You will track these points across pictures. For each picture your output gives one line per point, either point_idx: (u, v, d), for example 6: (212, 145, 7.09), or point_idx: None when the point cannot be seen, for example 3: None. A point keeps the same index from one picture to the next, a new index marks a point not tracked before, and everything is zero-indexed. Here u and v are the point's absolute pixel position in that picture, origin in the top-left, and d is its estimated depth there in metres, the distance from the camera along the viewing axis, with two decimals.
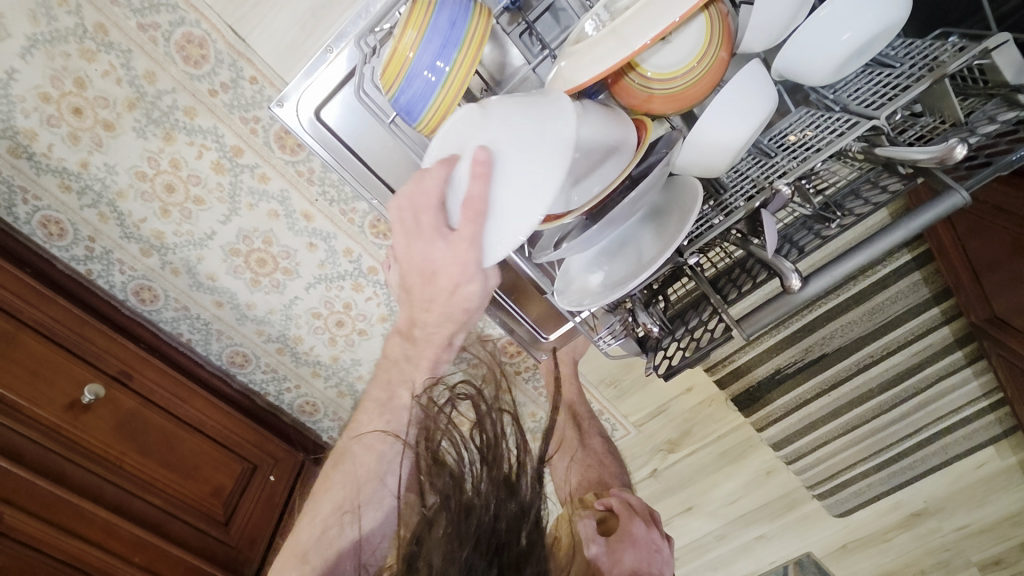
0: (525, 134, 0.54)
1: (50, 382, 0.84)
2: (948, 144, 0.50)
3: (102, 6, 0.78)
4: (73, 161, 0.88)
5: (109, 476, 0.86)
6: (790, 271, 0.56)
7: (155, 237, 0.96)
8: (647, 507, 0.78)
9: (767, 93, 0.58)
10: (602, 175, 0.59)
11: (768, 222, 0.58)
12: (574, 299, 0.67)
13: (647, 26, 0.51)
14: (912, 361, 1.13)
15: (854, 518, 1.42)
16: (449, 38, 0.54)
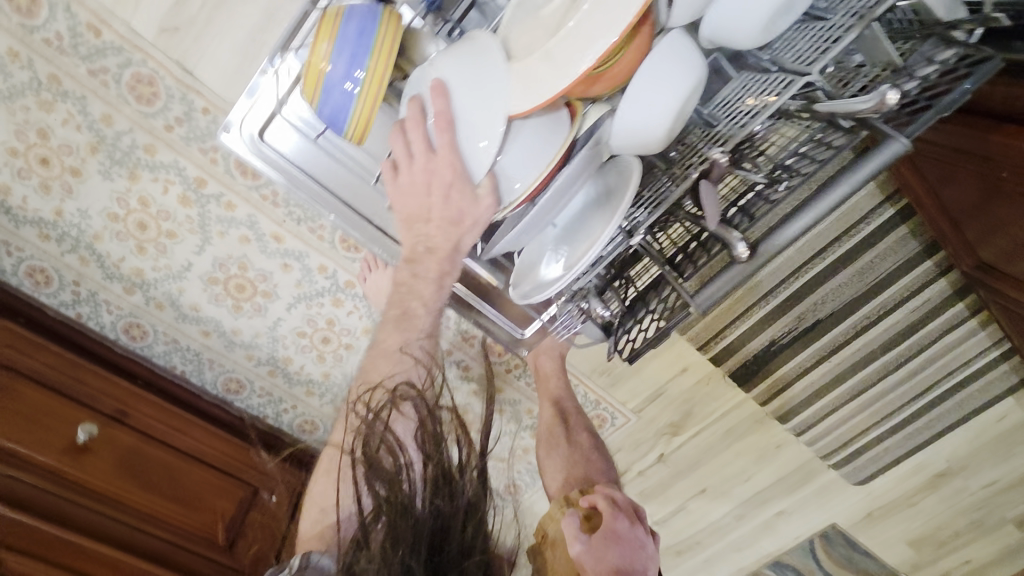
0: (471, 57, 0.56)
1: (50, 428, 0.88)
2: (878, 93, 0.47)
3: (52, 58, 0.80)
4: (47, 210, 0.91)
5: (109, 512, 0.89)
6: (736, 239, 0.54)
7: (135, 274, 0.98)
8: (632, 502, 0.75)
9: (691, 62, 0.55)
10: (539, 155, 0.58)
11: (707, 194, 0.56)
12: (529, 289, 0.66)
13: (584, 50, 0.49)
14: (910, 318, 1.09)
15: (876, 485, 1.38)
16: (359, 45, 0.54)
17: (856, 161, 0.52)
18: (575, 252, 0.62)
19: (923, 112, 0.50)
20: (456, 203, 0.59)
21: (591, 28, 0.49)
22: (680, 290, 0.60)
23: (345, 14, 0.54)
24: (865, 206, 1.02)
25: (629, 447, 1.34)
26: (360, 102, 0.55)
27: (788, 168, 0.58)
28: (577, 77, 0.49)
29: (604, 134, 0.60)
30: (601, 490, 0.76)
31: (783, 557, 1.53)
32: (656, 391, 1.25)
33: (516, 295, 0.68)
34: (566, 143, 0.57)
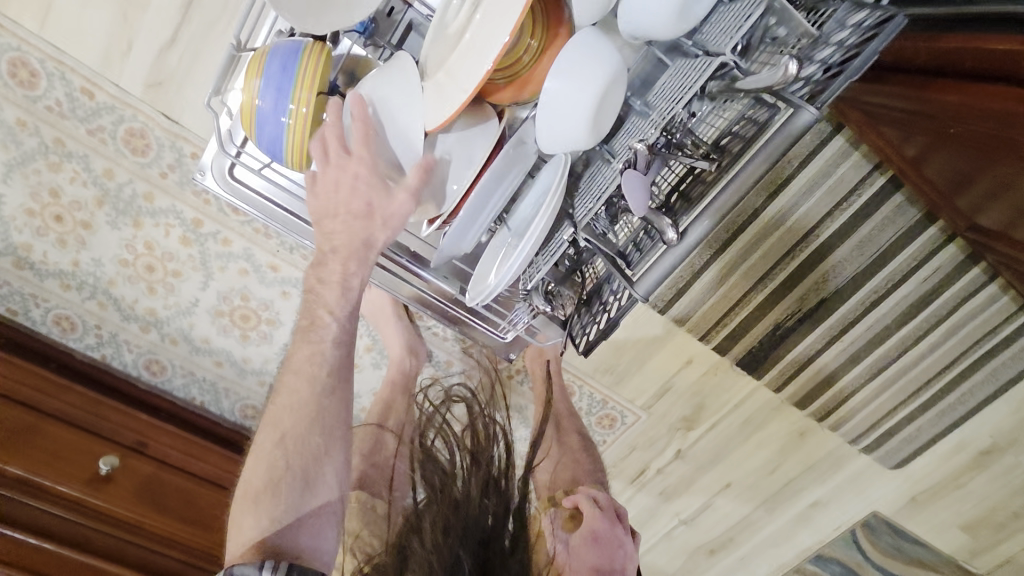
0: (388, 72, 0.59)
1: (71, 461, 1.00)
2: (782, 64, 0.49)
3: (54, 123, 0.87)
4: (66, 262, 0.98)
5: (129, 537, 1.04)
6: (665, 224, 0.59)
7: (149, 313, 1.05)
8: (611, 502, 0.82)
9: (602, 58, 0.57)
10: (470, 159, 0.62)
11: (632, 182, 0.59)
12: (479, 291, 0.69)
13: (485, 56, 0.52)
14: (922, 290, 1.03)
15: (915, 468, 1.31)
16: (282, 80, 0.59)
17: (771, 136, 0.55)
18: (506, 256, 0.66)
19: (837, 78, 0.54)
20: (369, 198, 0.61)
21: (487, 37, 0.53)
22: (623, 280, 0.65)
23: (269, 54, 0.59)
24: (853, 177, 0.95)
25: (645, 446, 1.32)
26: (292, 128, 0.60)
27: (722, 149, 0.60)
28: (482, 79, 0.51)
29: (527, 133, 0.62)
30: (583, 491, 0.82)
31: (825, 550, 1.47)
32: (663, 386, 1.22)
33: (470, 301, 0.72)
34: (493, 142, 0.61)
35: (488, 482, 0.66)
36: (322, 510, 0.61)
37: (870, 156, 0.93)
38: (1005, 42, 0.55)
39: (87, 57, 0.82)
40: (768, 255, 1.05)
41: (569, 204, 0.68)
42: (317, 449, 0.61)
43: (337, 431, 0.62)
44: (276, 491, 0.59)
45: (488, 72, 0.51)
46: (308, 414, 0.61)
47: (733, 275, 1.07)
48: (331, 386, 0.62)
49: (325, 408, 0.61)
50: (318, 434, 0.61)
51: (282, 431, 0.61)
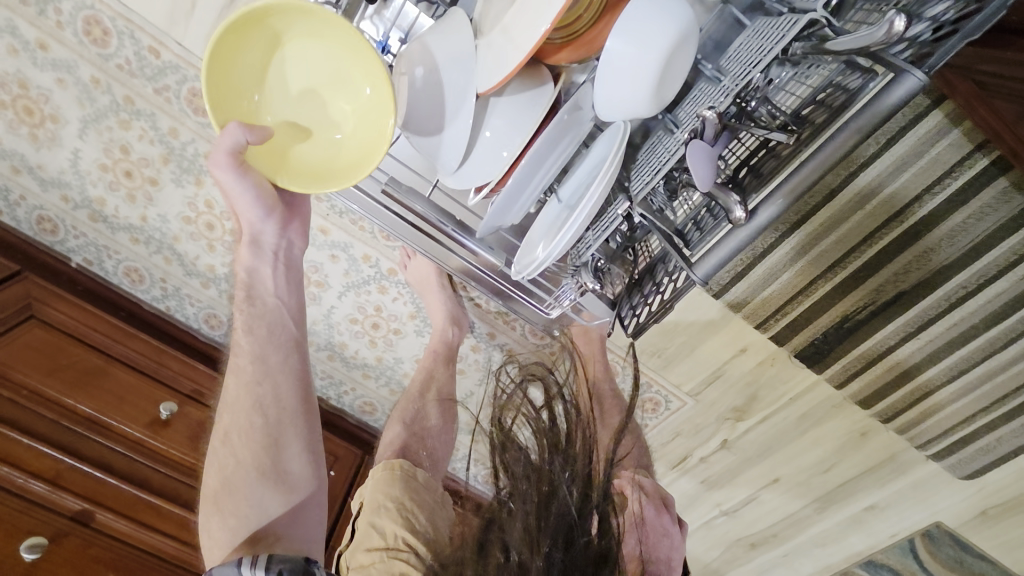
0: (440, 31, 0.56)
1: (134, 404, 1.08)
2: (888, 19, 0.43)
3: (124, 81, 0.89)
4: (135, 217, 1.03)
5: (184, 478, 1.11)
6: (733, 202, 0.53)
7: (209, 270, 1.09)
8: (658, 490, 0.80)
9: (667, 17, 0.51)
10: (520, 126, 0.58)
11: (697, 153, 0.53)
12: (526, 266, 0.67)
13: (545, 14, 0.48)
14: (1020, 288, 0.92)
15: (988, 480, 1.21)
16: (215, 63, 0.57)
17: (863, 105, 0.48)
18: (557, 228, 0.63)
19: (950, 38, 0.45)
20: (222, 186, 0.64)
21: None
22: (680, 261, 0.59)
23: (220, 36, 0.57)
24: (951, 158, 0.85)
25: (689, 433, 1.27)
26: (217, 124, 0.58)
27: (803, 120, 0.54)
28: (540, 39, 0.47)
29: (583, 99, 0.58)
30: (627, 474, 0.81)
31: (877, 556, 1.39)
32: (714, 373, 1.16)
33: (515, 273, 0.69)
34: (545, 109, 0.57)
35: (573, 470, 0.59)
36: (295, 503, 0.64)
37: (974, 135, 0.83)
38: None
39: (154, 15, 0.82)
40: (843, 241, 0.96)
41: (625, 177, 0.64)
42: (263, 440, 0.63)
43: (289, 419, 0.65)
44: (233, 490, 0.61)
45: (544, 35, 0.47)
46: (248, 407, 0.63)
47: (797, 259, 0.99)
48: (265, 382, 0.65)
49: (265, 399, 0.64)
50: (263, 425, 0.63)
51: (225, 429, 0.64)
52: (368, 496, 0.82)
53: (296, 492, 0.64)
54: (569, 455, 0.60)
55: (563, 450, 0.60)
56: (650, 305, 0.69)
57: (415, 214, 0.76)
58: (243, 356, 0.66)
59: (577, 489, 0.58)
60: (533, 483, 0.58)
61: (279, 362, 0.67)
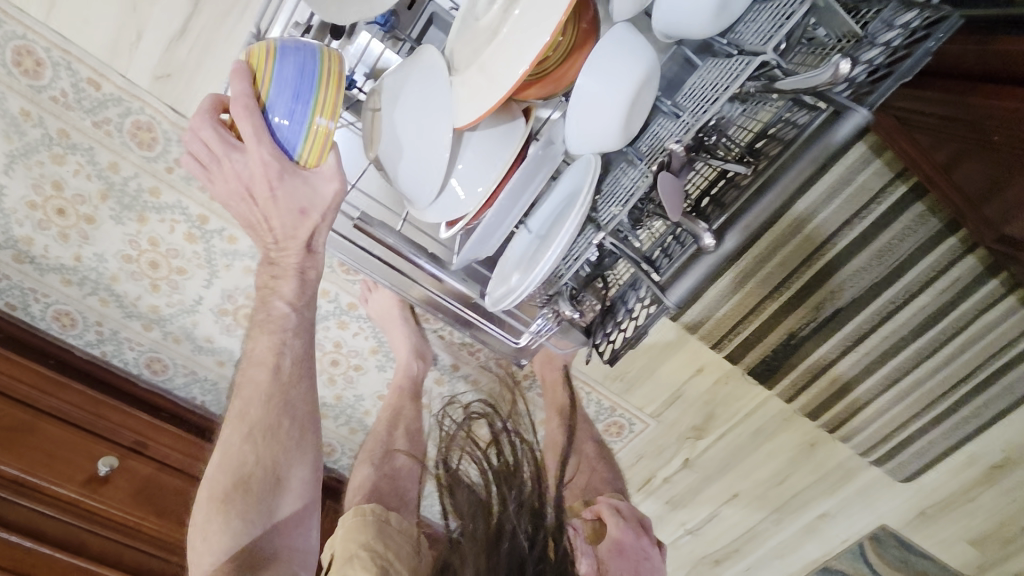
0: (414, 68, 0.58)
1: (68, 460, 1.00)
2: (834, 63, 0.47)
3: (59, 114, 0.84)
4: (68, 257, 0.96)
5: (124, 537, 1.03)
6: (702, 230, 0.56)
7: (152, 311, 1.02)
8: (635, 511, 0.81)
9: (633, 57, 0.55)
10: (495, 159, 0.59)
11: (664, 183, 0.56)
12: (500, 297, 0.67)
13: (524, 53, 0.50)
14: (941, 301, 1.01)
15: (926, 481, 1.31)
16: (301, 84, 0.57)
17: (812, 140, 0.52)
18: (533, 256, 0.64)
19: (885, 81, 0.50)
20: (285, 203, 0.61)
21: (524, 35, 0.50)
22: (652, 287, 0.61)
23: (283, 55, 0.57)
24: (875, 184, 0.94)
25: (653, 454, 1.30)
26: (313, 144, 0.59)
27: (758, 153, 0.58)
28: (518, 78, 0.50)
29: (555, 134, 0.61)
30: (604, 499, 0.81)
31: (831, 562, 1.46)
32: (674, 395, 1.19)
33: (488, 304, 0.70)
34: (519, 144, 0.59)
35: (519, 498, 0.58)
36: (299, 509, 0.67)
37: (895, 164, 0.92)
38: None
39: (98, 46, 0.80)
40: (787, 261, 1.03)
41: (593, 208, 0.66)
42: (285, 444, 0.66)
43: (309, 425, 0.69)
44: (247, 491, 0.63)
45: (522, 75, 0.50)
46: (275, 407, 0.66)
47: (745, 281, 1.05)
48: (294, 387, 0.68)
49: (292, 403, 0.67)
50: (288, 428, 0.66)
51: (249, 426, 0.65)
52: (337, 548, 0.76)
53: (303, 500, 0.67)
54: (517, 487, 0.58)
55: (511, 483, 0.59)
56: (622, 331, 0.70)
57: (387, 245, 0.74)
58: (261, 364, 0.67)
59: (527, 520, 0.57)
60: (482, 521, 0.56)
61: (299, 370, 0.69)
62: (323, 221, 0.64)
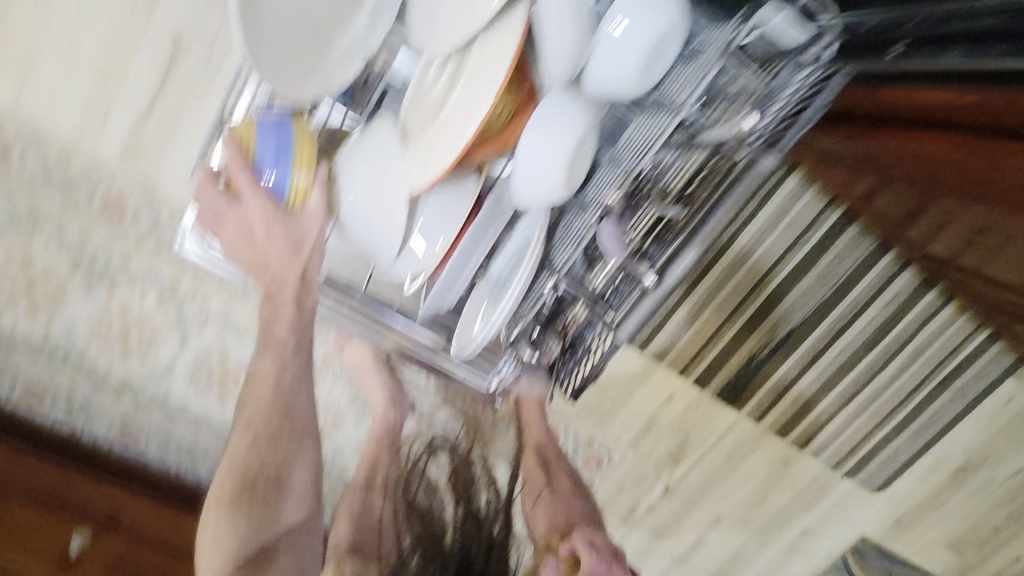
0: (369, 142, 0.63)
1: (41, 540, 0.95)
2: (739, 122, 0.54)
3: (29, 194, 0.86)
4: (36, 331, 0.96)
5: None
6: (643, 270, 0.62)
7: (123, 379, 1.02)
8: (609, 543, 0.84)
9: (566, 120, 0.61)
10: (449, 217, 0.64)
11: (605, 235, 0.64)
12: (465, 342, 0.72)
13: (466, 124, 0.55)
14: (887, 315, 1.08)
15: (897, 489, 1.36)
16: (280, 142, 0.62)
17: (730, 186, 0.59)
18: (494, 302, 0.69)
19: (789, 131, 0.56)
20: (280, 246, 0.65)
21: (464, 108, 0.56)
22: (603, 323, 0.67)
23: (258, 123, 0.63)
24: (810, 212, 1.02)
25: (633, 483, 1.31)
26: (295, 191, 0.64)
27: (688, 198, 0.61)
28: (463, 146, 0.54)
29: (504, 191, 0.66)
30: (579, 533, 0.84)
31: None
32: (647, 423, 1.23)
33: (455, 353, 0.74)
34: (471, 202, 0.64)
35: None
36: (301, 512, 0.73)
37: (822, 196, 0.97)
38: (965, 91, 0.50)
39: (66, 124, 0.84)
40: (739, 287, 1.08)
41: (547, 254, 0.71)
42: (288, 453, 0.71)
43: (307, 433, 0.73)
44: (252, 496, 0.69)
45: (467, 143, 0.54)
46: (277, 418, 0.71)
47: (705, 309, 1.10)
48: (293, 395, 0.72)
49: (292, 411, 0.72)
50: (289, 436, 0.71)
51: (253, 434, 0.70)
52: None
53: (304, 505, 0.73)
54: None
55: None
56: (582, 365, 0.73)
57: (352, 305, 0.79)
58: (264, 377, 0.71)
59: None
60: None
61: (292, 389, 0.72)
62: (313, 257, 0.67)
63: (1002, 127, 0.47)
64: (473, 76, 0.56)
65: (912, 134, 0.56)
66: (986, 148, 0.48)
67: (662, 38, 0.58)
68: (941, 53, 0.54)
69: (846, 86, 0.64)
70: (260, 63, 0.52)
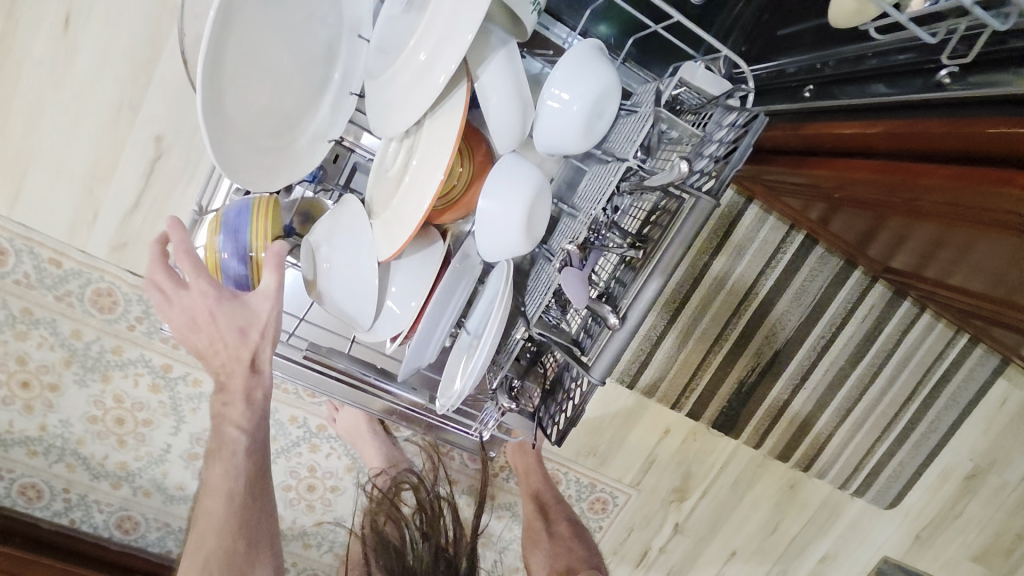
0: (342, 217, 0.65)
1: None
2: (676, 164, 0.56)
3: (22, 294, 0.90)
4: (32, 427, 0.97)
5: None
6: (606, 310, 0.62)
7: (120, 467, 1.02)
8: None
9: (520, 178, 0.64)
10: (420, 276, 0.68)
11: (569, 281, 0.65)
12: (449, 398, 0.72)
13: (424, 193, 0.59)
14: (865, 327, 1.14)
15: (909, 504, 1.34)
16: (238, 223, 0.65)
17: (679, 222, 0.60)
18: (468, 362, 0.69)
19: (726, 166, 0.58)
20: (225, 324, 0.63)
21: (422, 178, 0.60)
22: (578, 365, 0.65)
23: (223, 209, 0.66)
24: (775, 237, 1.06)
25: (642, 524, 1.28)
26: (254, 264, 0.65)
27: (646, 238, 0.64)
28: (424, 213, 0.58)
29: (470, 248, 0.70)
30: None
31: None
32: (648, 460, 1.22)
33: (440, 407, 0.74)
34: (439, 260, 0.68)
35: None
36: None
37: (784, 219, 1.05)
38: (894, 120, 0.53)
39: (54, 227, 0.88)
40: (718, 315, 1.11)
41: (521, 303, 0.74)
42: (244, 562, 0.65)
43: (264, 543, 0.67)
44: None
45: (428, 208, 0.58)
46: (230, 532, 0.65)
47: (688, 340, 1.12)
48: (248, 506, 0.67)
49: (246, 523, 0.66)
50: (244, 548, 0.65)
51: (205, 554, 0.64)
52: None
53: None
54: None
55: None
56: (564, 412, 0.70)
57: (338, 370, 0.79)
58: (217, 490, 0.67)
59: None
60: None
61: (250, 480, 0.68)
62: (264, 340, 0.65)
63: (930, 148, 0.49)
64: (426, 146, 0.61)
65: (849, 163, 0.60)
66: (907, 171, 0.52)
67: (599, 96, 0.63)
68: (845, 84, 0.60)
69: (782, 124, 0.69)
70: (231, 170, 0.58)
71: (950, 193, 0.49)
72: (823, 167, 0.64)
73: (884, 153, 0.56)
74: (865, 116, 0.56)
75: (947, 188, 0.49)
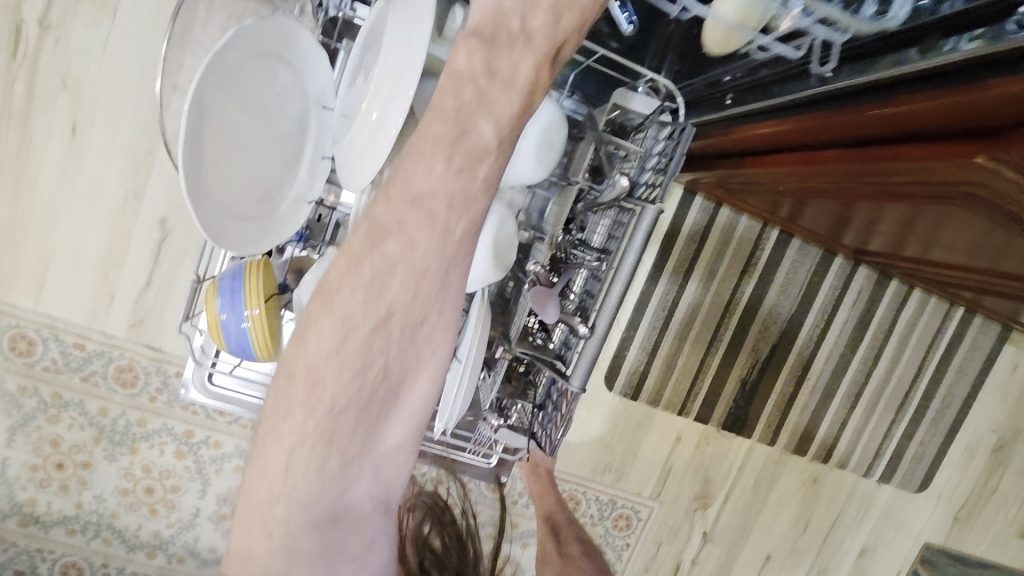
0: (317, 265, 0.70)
1: None
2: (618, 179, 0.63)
3: (53, 379, 0.97)
4: (69, 506, 1.03)
5: None
6: (575, 321, 0.68)
7: (153, 536, 1.06)
8: None
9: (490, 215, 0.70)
10: None
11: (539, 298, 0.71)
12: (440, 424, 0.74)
13: None
14: (857, 312, 1.17)
15: (941, 485, 1.31)
16: (233, 287, 0.70)
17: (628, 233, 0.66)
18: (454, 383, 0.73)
19: (663, 177, 0.65)
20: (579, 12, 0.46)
21: None
22: (558, 377, 0.70)
23: (219, 276, 0.72)
24: (751, 235, 1.11)
25: (670, 537, 1.26)
26: (252, 324, 0.70)
27: (608, 250, 0.70)
28: None
29: None
30: None
31: None
32: (664, 470, 1.22)
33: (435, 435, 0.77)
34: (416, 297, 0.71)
35: None
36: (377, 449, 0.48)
37: (756, 218, 1.10)
38: (806, 116, 0.59)
39: (77, 314, 0.96)
40: (709, 317, 1.14)
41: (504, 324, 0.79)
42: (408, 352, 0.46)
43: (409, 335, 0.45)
44: (355, 423, 0.46)
45: None
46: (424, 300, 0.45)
47: (684, 345, 1.15)
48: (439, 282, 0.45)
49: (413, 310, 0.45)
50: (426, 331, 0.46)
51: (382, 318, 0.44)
52: None
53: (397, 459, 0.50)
54: None
55: None
56: (554, 424, 0.74)
57: None
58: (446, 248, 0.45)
59: None
60: None
61: (425, 339, 0.47)
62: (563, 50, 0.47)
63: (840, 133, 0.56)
64: None
65: (777, 157, 0.68)
66: (823, 157, 0.59)
67: (546, 129, 0.69)
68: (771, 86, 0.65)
69: (718, 131, 0.76)
70: (218, 237, 0.64)
71: (856, 170, 0.56)
72: (761, 166, 0.70)
73: (808, 144, 0.62)
74: (785, 115, 0.63)
75: (854, 166, 0.55)
